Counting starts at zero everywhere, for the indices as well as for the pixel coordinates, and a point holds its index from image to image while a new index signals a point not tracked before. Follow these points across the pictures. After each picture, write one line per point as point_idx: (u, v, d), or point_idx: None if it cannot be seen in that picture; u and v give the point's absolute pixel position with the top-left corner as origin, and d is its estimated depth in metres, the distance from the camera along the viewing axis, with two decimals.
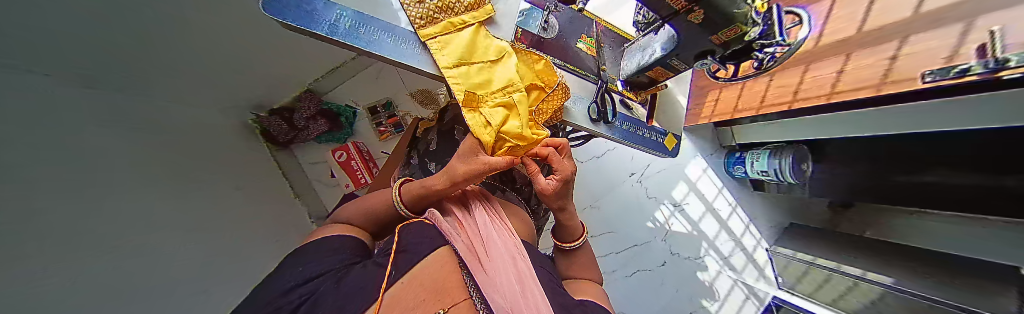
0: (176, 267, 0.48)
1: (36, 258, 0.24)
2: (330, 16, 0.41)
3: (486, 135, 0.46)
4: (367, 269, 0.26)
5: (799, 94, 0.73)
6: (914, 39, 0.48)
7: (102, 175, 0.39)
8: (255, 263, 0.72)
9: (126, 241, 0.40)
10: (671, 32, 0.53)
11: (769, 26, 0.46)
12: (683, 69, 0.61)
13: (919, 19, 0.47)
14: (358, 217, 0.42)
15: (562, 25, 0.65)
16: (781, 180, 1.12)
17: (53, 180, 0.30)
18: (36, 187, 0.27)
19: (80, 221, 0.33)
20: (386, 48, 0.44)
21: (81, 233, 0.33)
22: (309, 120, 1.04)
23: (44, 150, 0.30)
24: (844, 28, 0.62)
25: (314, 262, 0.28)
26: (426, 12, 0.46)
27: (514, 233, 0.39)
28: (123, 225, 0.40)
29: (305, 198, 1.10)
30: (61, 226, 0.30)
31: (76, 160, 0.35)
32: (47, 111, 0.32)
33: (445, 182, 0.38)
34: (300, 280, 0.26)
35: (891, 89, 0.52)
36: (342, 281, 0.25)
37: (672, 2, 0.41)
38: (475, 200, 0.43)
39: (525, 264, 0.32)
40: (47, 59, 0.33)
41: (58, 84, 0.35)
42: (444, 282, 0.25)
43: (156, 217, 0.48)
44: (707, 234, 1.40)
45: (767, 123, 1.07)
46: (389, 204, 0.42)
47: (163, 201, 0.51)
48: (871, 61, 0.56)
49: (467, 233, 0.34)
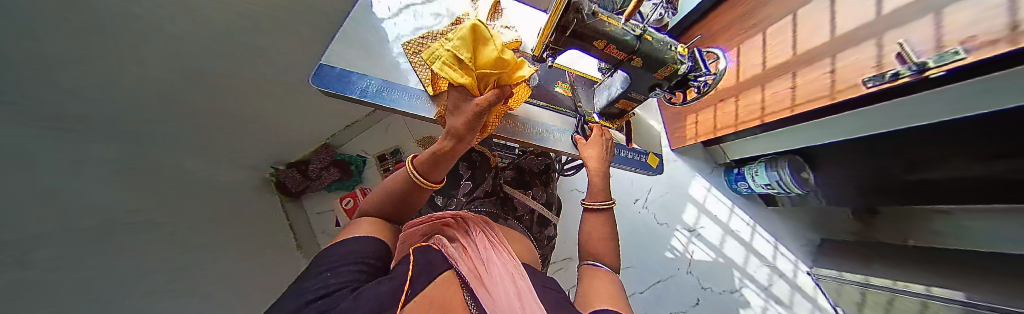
0: None
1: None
2: (363, 84, 0.53)
3: (461, 75, 0.38)
4: (385, 283, 0.21)
5: (766, 109, 0.79)
6: (841, 56, 0.58)
7: (89, 244, 0.39)
8: None
9: (104, 313, 0.37)
10: (625, 74, 0.63)
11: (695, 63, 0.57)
12: (643, 100, 0.68)
13: (837, 42, 0.59)
14: (383, 207, 0.37)
15: (541, 76, 0.76)
16: (789, 192, 1.12)
17: (28, 246, 0.30)
18: (13, 245, 0.27)
19: (53, 288, 0.31)
20: (404, 104, 0.54)
21: (56, 302, 0.31)
22: (321, 170, 1.10)
23: (36, 216, 0.31)
24: (782, 53, 0.74)
25: (338, 269, 0.23)
26: (434, 76, 0.57)
27: (514, 256, 0.37)
28: (101, 296, 0.38)
29: (308, 252, 1.06)
30: (34, 293, 0.28)
31: (63, 222, 0.36)
32: (54, 174, 0.34)
33: (451, 138, 0.40)
34: (318, 293, 0.19)
35: (842, 96, 0.57)
36: (362, 294, 0.20)
37: (616, 55, 0.52)
38: (476, 227, 0.42)
39: (525, 283, 0.29)
40: (65, 127, 0.37)
41: (67, 148, 0.38)
42: (449, 299, 0.22)
43: (144, 283, 0.46)
44: (735, 260, 1.29)
45: (753, 136, 1.13)
46: (403, 184, 0.37)
47: (162, 263, 0.51)
48: (814, 76, 0.64)
49: (468, 256, 0.32)
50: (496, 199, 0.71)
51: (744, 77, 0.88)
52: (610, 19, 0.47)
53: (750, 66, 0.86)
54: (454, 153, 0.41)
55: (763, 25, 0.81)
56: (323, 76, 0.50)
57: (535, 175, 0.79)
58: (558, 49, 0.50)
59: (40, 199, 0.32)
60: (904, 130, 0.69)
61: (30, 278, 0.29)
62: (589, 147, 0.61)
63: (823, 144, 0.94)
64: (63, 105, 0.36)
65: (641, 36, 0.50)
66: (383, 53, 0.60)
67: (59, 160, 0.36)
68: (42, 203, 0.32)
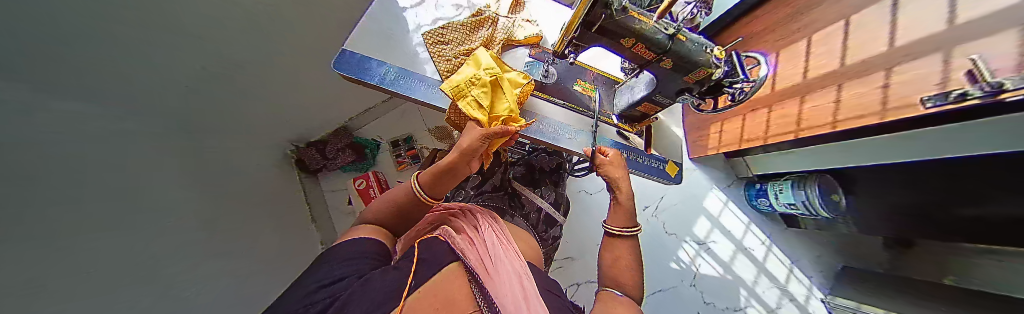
0: (186, 296, 0.48)
1: (36, 277, 0.25)
2: (380, 71, 0.53)
3: (479, 115, 0.47)
4: (389, 275, 0.26)
5: (803, 123, 0.74)
6: (898, 67, 0.51)
7: (129, 201, 0.43)
8: (263, 298, 0.70)
9: (141, 264, 0.41)
10: (651, 76, 0.59)
11: (732, 67, 0.54)
12: (669, 104, 0.64)
13: (897, 52, 0.51)
14: (384, 213, 0.42)
15: (559, 73, 0.73)
16: (815, 214, 1.05)
17: (68, 200, 0.32)
18: (42, 201, 0.28)
19: (84, 246, 0.33)
20: (419, 92, 0.54)
21: (93, 252, 0.34)
22: (338, 151, 1.15)
23: (66, 174, 0.33)
24: (826, 63, 0.67)
25: (341, 266, 0.28)
26: (452, 67, 0.57)
27: (519, 252, 0.40)
28: (138, 248, 0.42)
29: (321, 226, 1.12)
30: (72, 244, 0.31)
31: (95, 182, 0.38)
32: (67, 137, 0.35)
33: (454, 156, 0.41)
34: (327, 280, 0.26)
35: (893, 116, 0.52)
36: (367, 284, 0.24)
37: (645, 55, 0.49)
38: (483, 219, 0.44)
39: (530, 283, 0.32)
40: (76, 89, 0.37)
41: (84, 110, 0.39)
42: (453, 295, 0.25)
43: (168, 244, 0.49)
44: (744, 278, 1.25)
45: (782, 152, 1.05)
46: (406, 195, 0.42)
47: (180, 225, 0.54)
48: (864, 90, 0.58)
49: (476, 247, 0.35)
50: (504, 194, 0.71)
51: (779, 88, 0.82)
52: (643, 16, 0.43)
53: (790, 74, 0.78)
54: (456, 172, 0.42)
55: (812, 27, 0.71)
56: (344, 62, 0.51)
57: (546, 174, 0.78)
58: (581, 45, 0.48)
59: (66, 160, 0.34)
60: (947, 158, 0.64)
61: (69, 230, 0.31)
62: (614, 170, 0.54)
63: (861, 166, 0.87)
64: (81, 71, 0.37)
65: (675, 36, 0.46)
66: (400, 39, 0.59)
67: (78, 123, 0.38)
68: (68, 164, 0.34)
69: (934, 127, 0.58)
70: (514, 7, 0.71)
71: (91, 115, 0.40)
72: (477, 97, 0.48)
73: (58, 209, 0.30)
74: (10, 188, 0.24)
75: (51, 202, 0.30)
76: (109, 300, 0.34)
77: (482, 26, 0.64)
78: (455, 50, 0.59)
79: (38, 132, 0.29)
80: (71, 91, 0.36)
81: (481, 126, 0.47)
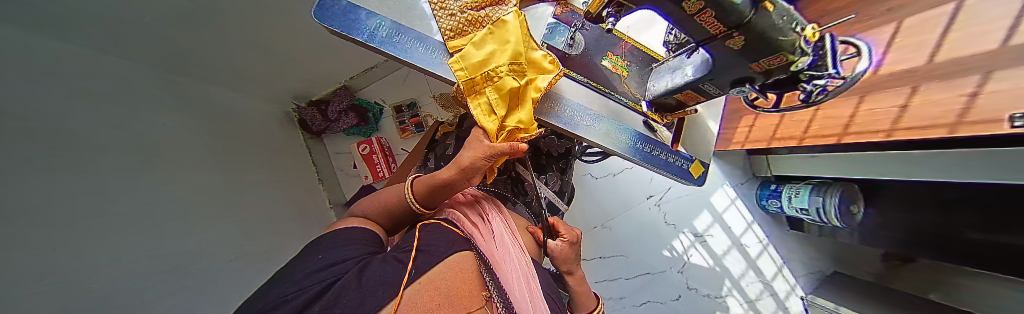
0: (198, 242, 0.52)
1: (41, 224, 0.26)
2: (370, 25, 0.47)
3: (489, 123, 0.45)
4: (388, 264, 0.26)
5: (852, 126, 0.66)
6: (1000, 73, 0.40)
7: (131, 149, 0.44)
8: (275, 245, 0.76)
9: (150, 212, 0.43)
10: (705, 55, 0.50)
11: (819, 57, 0.40)
12: (716, 94, 0.56)
13: (1005, 54, 0.39)
14: (374, 211, 0.41)
15: (588, 42, 0.66)
16: (824, 222, 1.01)
17: (61, 150, 0.32)
18: (34, 145, 0.28)
19: (88, 194, 0.34)
20: (416, 56, 0.48)
21: (101, 199, 0.36)
22: (342, 112, 1.13)
23: (55, 122, 0.32)
24: (912, 58, 0.55)
25: (330, 251, 0.29)
26: (457, 25, 0.49)
27: (525, 252, 0.41)
28: (147, 197, 0.44)
29: (329, 186, 1.17)
30: (78, 189, 0.33)
31: (80, 128, 0.37)
32: (38, 77, 0.33)
33: (452, 172, 0.39)
34: (324, 264, 0.26)
35: (967, 131, 0.44)
36: (361, 273, 0.24)
37: (710, 27, 0.37)
38: (489, 209, 0.45)
39: (537, 284, 0.35)
40: (37, 21, 0.34)
41: (44, 45, 0.36)
42: (457, 289, 0.26)
43: (177, 191, 0.51)
44: (731, 271, 1.28)
45: (810, 156, 0.97)
46: (400, 199, 0.40)
47: (188, 174, 0.56)
48: (945, 96, 0.48)
49: (484, 237, 0.37)
50: (507, 179, 0.70)
51: None
52: None
53: None
54: (453, 187, 0.40)
55: (909, 9, 0.56)
56: (326, 9, 0.45)
57: (553, 159, 0.76)
58: (626, 6, 0.39)
59: (48, 107, 0.32)
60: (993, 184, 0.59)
61: (70, 178, 0.32)
62: (569, 264, 0.51)
63: (902, 180, 0.79)
64: (47, 6, 0.34)
65: (762, 4, 0.33)
66: None
67: (44, 63, 0.35)
68: (49, 111, 0.32)
69: (994, 150, 0.52)
70: None
71: (57, 53, 0.37)
72: (492, 102, 0.45)
73: (59, 159, 0.31)
74: (14, 132, 0.26)
75: (46, 150, 0.30)
76: (115, 246, 0.35)
77: None
78: (460, 2, 0.50)
79: (8, 76, 0.27)
80: (33, 29, 0.34)
81: (489, 136, 0.44)
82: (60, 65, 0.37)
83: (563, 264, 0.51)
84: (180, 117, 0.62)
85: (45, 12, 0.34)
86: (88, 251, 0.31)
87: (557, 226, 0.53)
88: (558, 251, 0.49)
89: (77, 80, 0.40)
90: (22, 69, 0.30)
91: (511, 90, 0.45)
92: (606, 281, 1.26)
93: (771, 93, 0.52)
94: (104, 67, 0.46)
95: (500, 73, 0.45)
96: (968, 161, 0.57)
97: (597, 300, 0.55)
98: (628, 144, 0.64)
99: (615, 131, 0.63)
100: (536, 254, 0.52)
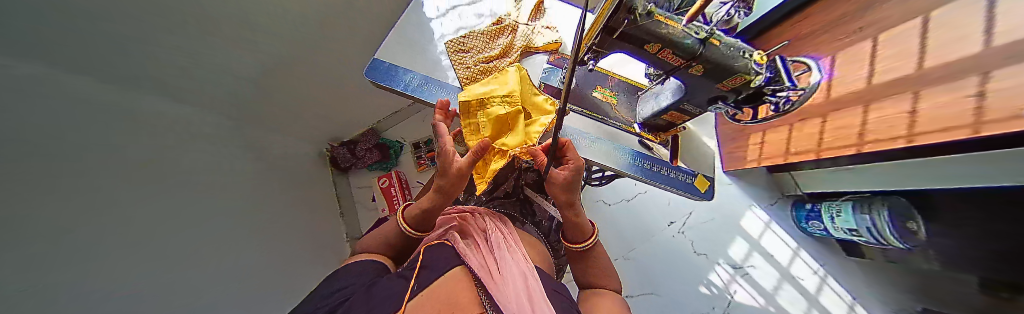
0: (193, 291, 0.51)
1: (30, 275, 0.26)
2: (405, 78, 0.57)
3: (473, 141, 0.53)
4: (393, 281, 0.27)
5: (868, 135, 0.65)
6: (998, 72, 0.39)
7: (145, 197, 0.47)
8: (277, 291, 0.74)
9: (145, 259, 0.44)
10: (678, 82, 0.54)
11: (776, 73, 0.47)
12: (698, 113, 0.59)
13: (991, 53, 0.40)
14: (377, 244, 0.43)
15: (579, 79, 0.71)
16: (883, 243, 0.90)
17: (75, 191, 0.35)
18: (42, 192, 0.30)
19: (85, 244, 0.35)
20: (438, 98, 0.57)
21: (99, 241, 0.37)
22: (367, 151, 1.24)
23: (72, 173, 0.35)
24: (902, 66, 0.56)
25: (340, 279, 0.30)
26: (471, 74, 0.60)
27: (528, 257, 0.37)
28: (145, 246, 0.45)
29: (348, 218, 1.22)
30: (71, 236, 0.33)
31: (102, 178, 0.40)
32: (74, 136, 0.37)
33: (433, 197, 0.40)
34: (333, 290, 0.28)
35: (991, 130, 0.40)
36: (369, 290, 0.26)
37: (671, 61, 0.44)
38: (490, 227, 0.42)
39: (538, 284, 0.29)
40: (81, 91, 0.39)
41: (95, 111, 0.42)
42: (457, 295, 0.23)
43: (179, 238, 0.52)
44: (790, 312, 1.09)
45: (844, 168, 0.93)
46: (399, 231, 0.43)
47: (199, 219, 0.58)
48: (951, 98, 0.46)
49: (480, 253, 0.34)
50: (516, 201, 0.69)
51: (836, 94, 0.73)
52: (670, 19, 0.38)
53: (851, 80, 0.69)
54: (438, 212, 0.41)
55: (878, 26, 0.62)
56: (374, 69, 0.57)
57: None
58: (600, 52, 0.45)
59: (70, 160, 0.36)
60: (1011, 188, 0.55)
61: (70, 227, 0.33)
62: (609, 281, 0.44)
63: (940, 189, 0.72)
64: (71, 70, 0.39)
65: (708, 41, 0.40)
66: (426, 46, 0.63)
67: (87, 121, 0.40)
68: (69, 161, 0.35)
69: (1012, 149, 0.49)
70: (535, 14, 0.72)
71: (105, 114, 0.44)
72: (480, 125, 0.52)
73: (65, 209, 0.33)
74: (21, 181, 0.27)
75: (55, 200, 0.32)
76: (102, 295, 0.35)
77: (503, 34, 0.67)
78: (474, 58, 0.62)
79: (34, 134, 0.31)
80: (78, 99, 0.39)
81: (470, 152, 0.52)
82: (108, 122, 0.44)
83: (596, 279, 0.43)
84: (214, 165, 0.69)
85: (72, 73, 0.40)
86: (78, 298, 0.31)
87: (567, 148, 0.44)
88: (557, 178, 0.42)
89: (125, 137, 0.46)
90: (59, 126, 0.35)
91: (499, 117, 0.50)
92: None
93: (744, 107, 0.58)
94: (156, 126, 0.54)
95: (493, 101, 0.51)
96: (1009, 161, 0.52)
97: (592, 227, 0.48)
98: (629, 162, 0.65)
99: (615, 151, 0.65)
100: (542, 261, 0.48)
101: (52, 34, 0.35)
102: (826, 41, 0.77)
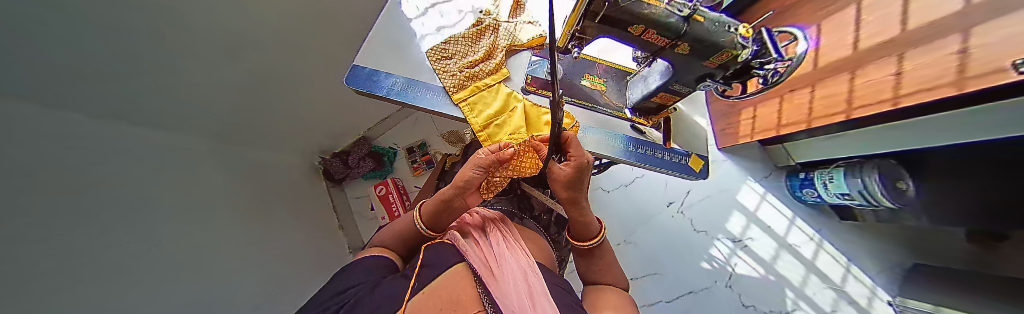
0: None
1: (35, 310, 0.27)
2: (389, 83, 0.56)
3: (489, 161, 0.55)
4: (395, 281, 0.27)
5: (855, 101, 0.66)
6: (980, 29, 0.38)
7: (138, 225, 0.47)
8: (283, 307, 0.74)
9: (145, 286, 0.44)
10: (665, 63, 0.54)
11: (761, 47, 0.46)
12: (689, 93, 0.59)
13: (973, 10, 0.38)
14: (383, 242, 0.43)
15: (566, 68, 0.70)
16: (874, 205, 0.92)
17: (78, 229, 0.36)
18: (34, 227, 0.30)
19: (82, 277, 0.35)
20: (425, 101, 0.56)
21: (96, 272, 0.37)
22: (360, 160, 1.23)
23: (64, 207, 0.35)
24: (885, 30, 0.56)
25: (347, 278, 0.30)
26: (458, 82, 0.58)
27: (527, 252, 0.37)
28: (145, 272, 0.45)
29: (348, 230, 1.22)
30: (68, 270, 0.33)
31: (90, 211, 0.39)
32: (61, 171, 0.37)
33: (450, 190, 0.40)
34: (338, 290, 0.28)
35: (974, 85, 0.40)
36: (373, 290, 0.26)
37: (656, 41, 0.44)
38: (493, 227, 0.42)
39: (539, 281, 0.29)
40: (55, 123, 0.38)
41: (75, 141, 0.41)
42: (460, 293, 0.24)
43: (176, 262, 0.52)
44: (788, 279, 1.12)
45: (825, 136, 0.96)
46: (409, 229, 0.43)
47: (191, 243, 0.58)
48: (934, 58, 0.46)
49: (482, 252, 0.34)
50: (513, 197, 0.69)
51: (825, 63, 0.73)
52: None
53: (838, 47, 0.69)
54: (454, 206, 0.41)
55: None
56: (354, 77, 0.55)
57: None
58: (585, 38, 0.45)
59: (60, 194, 0.35)
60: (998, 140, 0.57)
61: (65, 260, 0.33)
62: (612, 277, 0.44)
63: (923, 148, 0.74)
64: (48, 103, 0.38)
65: (691, 18, 0.40)
66: (408, 48, 0.62)
67: (68, 153, 0.39)
68: (60, 195, 0.35)
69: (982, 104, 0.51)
70: (515, 10, 0.70)
71: (84, 144, 0.43)
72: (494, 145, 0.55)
73: (59, 243, 0.33)
74: (15, 218, 0.27)
75: (49, 234, 0.32)
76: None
77: (484, 34, 0.65)
78: (458, 64, 0.60)
79: (24, 169, 0.31)
80: (57, 131, 0.39)
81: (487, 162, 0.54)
82: (87, 152, 0.43)
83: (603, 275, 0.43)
84: (202, 188, 0.68)
85: (52, 105, 0.39)
86: None
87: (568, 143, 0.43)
88: (558, 175, 0.42)
89: (108, 166, 0.45)
90: (43, 160, 0.34)
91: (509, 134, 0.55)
92: (647, 307, 1.12)
93: (734, 84, 0.57)
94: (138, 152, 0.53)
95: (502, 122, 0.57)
96: (981, 118, 0.54)
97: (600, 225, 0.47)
98: (623, 148, 0.65)
99: (610, 139, 0.65)
100: (546, 257, 0.48)
101: (45, 74, 0.36)
102: (812, 9, 0.77)
